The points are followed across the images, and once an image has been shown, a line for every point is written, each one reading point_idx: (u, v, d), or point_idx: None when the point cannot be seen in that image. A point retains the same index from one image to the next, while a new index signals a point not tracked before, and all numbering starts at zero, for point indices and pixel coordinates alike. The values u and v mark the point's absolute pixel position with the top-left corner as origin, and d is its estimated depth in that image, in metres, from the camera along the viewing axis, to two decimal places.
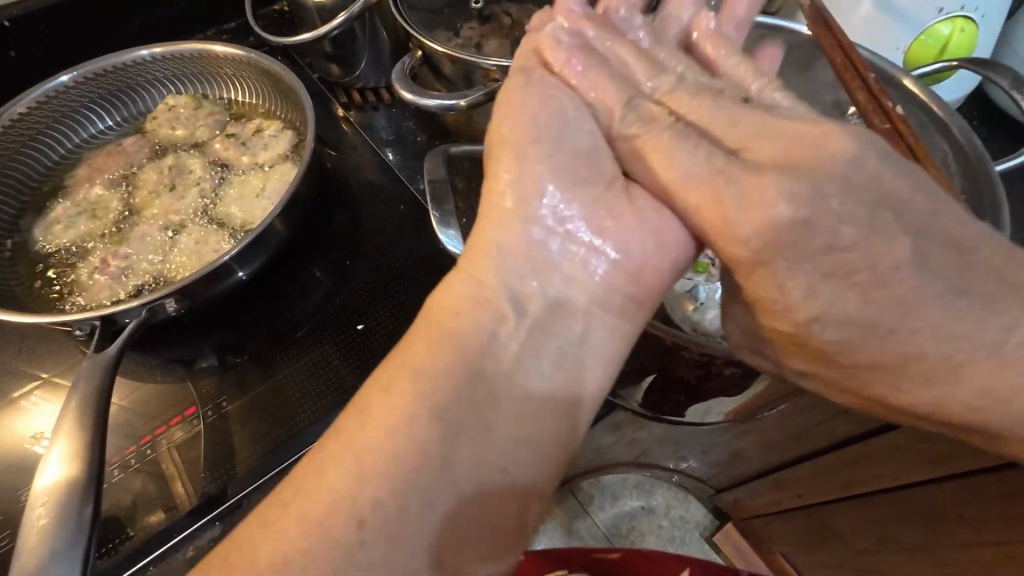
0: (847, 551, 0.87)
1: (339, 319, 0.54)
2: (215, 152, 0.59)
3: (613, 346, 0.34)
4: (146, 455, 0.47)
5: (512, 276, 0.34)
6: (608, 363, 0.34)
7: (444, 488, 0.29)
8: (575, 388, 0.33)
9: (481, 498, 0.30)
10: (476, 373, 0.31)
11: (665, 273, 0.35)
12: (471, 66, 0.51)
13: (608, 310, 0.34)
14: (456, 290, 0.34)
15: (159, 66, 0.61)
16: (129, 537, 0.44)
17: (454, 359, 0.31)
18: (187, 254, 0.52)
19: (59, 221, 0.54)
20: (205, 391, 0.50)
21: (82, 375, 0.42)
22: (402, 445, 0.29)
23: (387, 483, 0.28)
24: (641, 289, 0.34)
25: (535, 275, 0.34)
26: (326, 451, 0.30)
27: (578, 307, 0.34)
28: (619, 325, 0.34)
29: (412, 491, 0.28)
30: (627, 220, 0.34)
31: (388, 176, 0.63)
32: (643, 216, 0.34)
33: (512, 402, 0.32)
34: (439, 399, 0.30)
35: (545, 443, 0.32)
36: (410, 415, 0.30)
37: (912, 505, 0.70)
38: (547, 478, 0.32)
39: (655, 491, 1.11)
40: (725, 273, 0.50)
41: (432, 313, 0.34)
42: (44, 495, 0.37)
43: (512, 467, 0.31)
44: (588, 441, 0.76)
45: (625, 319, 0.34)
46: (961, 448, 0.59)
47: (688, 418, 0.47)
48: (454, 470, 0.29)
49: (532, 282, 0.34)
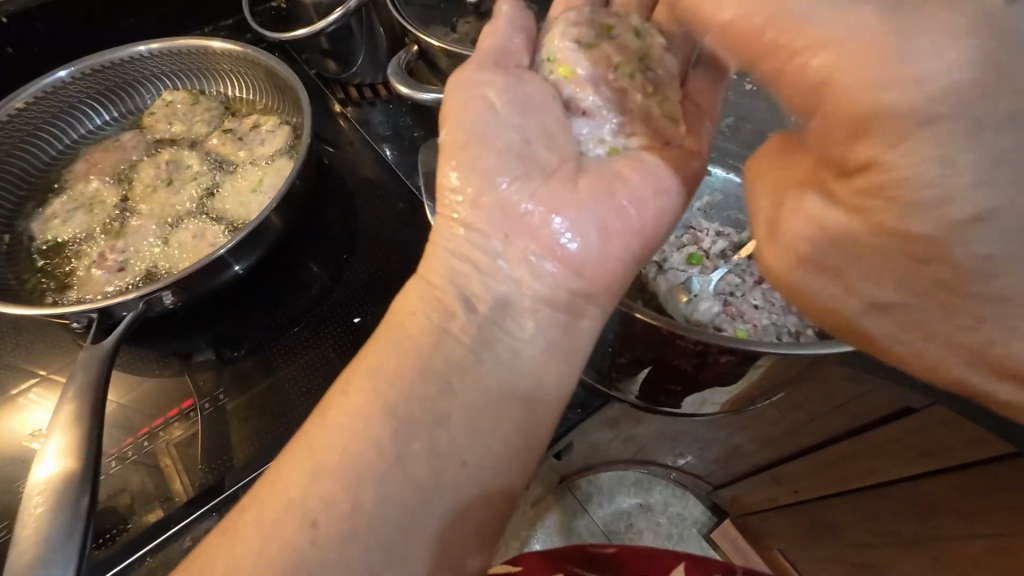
0: (844, 546, 0.87)
1: (335, 313, 0.54)
2: (213, 147, 0.60)
3: (563, 338, 0.38)
4: (143, 447, 0.47)
5: (463, 276, 0.39)
6: (559, 355, 0.38)
7: (398, 478, 0.33)
8: (528, 382, 0.37)
9: (442, 485, 0.33)
10: (428, 370, 0.35)
11: (614, 269, 0.38)
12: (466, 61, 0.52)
13: (559, 304, 0.38)
14: (414, 291, 0.39)
15: (157, 62, 0.61)
16: (128, 527, 0.44)
17: (405, 356, 0.36)
18: (184, 248, 0.52)
19: (57, 215, 0.55)
20: (202, 384, 0.50)
21: (79, 366, 0.42)
22: (356, 441, 0.33)
23: (342, 475, 0.33)
24: (589, 282, 0.38)
25: (486, 272, 0.39)
26: (302, 443, 0.34)
27: (531, 302, 0.38)
28: (571, 320, 0.38)
29: (367, 486, 0.32)
30: (580, 213, 0.38)
31: (385, 172, 0.63)
32: (594, 207, 0.38)
33: (468, 391, 0.35)
34: (392, 397, 0.35)
35: (500, 438, 0.35)
36: (365, 411, 0.34)
37: (908, 499, 0.70)
38: (511, 470, 0.35)
39: (653, 488, 1.12)
40: (719, 264, 0.50)
41: (395, 313, 0.39)
42: (41, 483, 0.37)
43: (468, 464, 0.34)
44: (585, 437, 0.76)
45: (576, 314, 0.38)
46: (954, 441, 0.59)
47: (684, 409, 0.47)
48: (407, 462, 0.33)
49: (482, 282, 0.38)
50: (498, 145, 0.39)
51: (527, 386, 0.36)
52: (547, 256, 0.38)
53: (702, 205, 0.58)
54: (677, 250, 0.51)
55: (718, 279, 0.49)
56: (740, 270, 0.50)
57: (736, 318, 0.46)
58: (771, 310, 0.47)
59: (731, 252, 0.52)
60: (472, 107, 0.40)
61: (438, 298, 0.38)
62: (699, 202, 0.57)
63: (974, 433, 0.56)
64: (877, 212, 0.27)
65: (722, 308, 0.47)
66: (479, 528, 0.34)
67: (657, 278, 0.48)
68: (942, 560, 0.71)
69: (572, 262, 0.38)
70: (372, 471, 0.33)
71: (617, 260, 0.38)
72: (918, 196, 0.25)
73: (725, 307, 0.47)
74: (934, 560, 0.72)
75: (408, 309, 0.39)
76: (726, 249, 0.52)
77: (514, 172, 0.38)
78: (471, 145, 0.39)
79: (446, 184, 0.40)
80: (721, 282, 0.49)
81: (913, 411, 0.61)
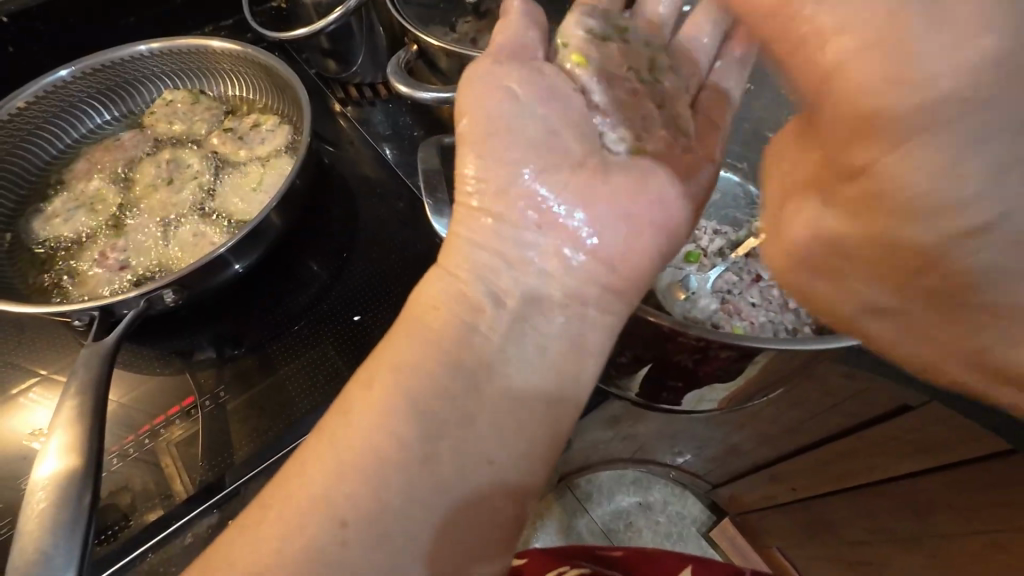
0: (842, 544, 0.88)
1: (335, 311, 0.54)
2: (214, 146, 0.60)
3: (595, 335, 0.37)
4: (144, 444, 0.48)
5: (487, 270, 0.38)
6: (590, 351, 0.37)
7: (424, 474, 0.32)
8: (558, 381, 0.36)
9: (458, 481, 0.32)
10: (455, 364, 0.35)
11: (644, 263, 0.38)
12: (466, 60, 0.52)
13: (587, 300, 0.37)
14: (436, 282, 0.38)
15: (157, 61, 0.61)
16: (130, 524, 0.44)
17: (431, 351, 0.35)
18: (185, 247, 0.53)
19: (58, 214, 0.55)
20: (203, 381, 0.51)
21: (81, 363, 0.42)
22: (383, 437, 0.33)
23: (368, 473, 0.32)
24: (617, 277, 0.37)
25: (512, 267, 0.38)
26: (322, 440, 0.34)
27: (559, 299, 0.37)
28: (599, 314, 0.37)
29: (396, 480, 0.32)
30: (605, 206, 0.37)
31: (384, 171, 0.63)
32: (622, 202, 0.37)
33: (493, 389, 0.35)
34: (417, 391, 0.34)
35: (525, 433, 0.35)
36: (391, 408, 0.33)
37: (904, 496, 0.71)
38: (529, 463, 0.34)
39: (653, 486, 1.13)
40: (717, 262, 0.51)
41: (416, 305, 0.38)
42: (43, 480, 0.38)
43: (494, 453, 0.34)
44: (584, 435, 0.76)
45: (605, 308, 0.37)
46: (948, 438, 0.60)
47: (683, 406, 0.48)
48: (433, 458, 0.33)
49: (506, 276, 0.37)
50: (521, 136, 0.38)
51: (550, 386, 0.36)
52: (575, 247, 0.37)
53: None
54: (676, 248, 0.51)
55: (716, 277, 0.49)
56: (738, 269, 0.50)
57: (733, 315, 0.46)
58: (769, 308, 0.47)
59: (729, 250, 0.52)
60: (494, 94, 0.39)
61: (462, 290, 0.37)
62: None
63: (969, 430, 0.57)
64: (874, 221, 0.24)
65: (720, 305, 0.47)
66: (488, 526, 0.34)
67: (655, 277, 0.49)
68: (939, 557, 0.71)
69: (601, 254, 0.37)
70: (393, 469, 0.32)
71: (645, 253, 0.38)
72: (824, 284, 0.28)
73: (722, 305, 0.47)
74: (931, 557, 0.72)
75: (430, 301, 0.37)
76: (724, 248, 0.52)
77: (542, 164, 0.38)
78: (496, 132, 0.38)
79: (464, 176, 0.39)
80: (719, 280, 0.49)
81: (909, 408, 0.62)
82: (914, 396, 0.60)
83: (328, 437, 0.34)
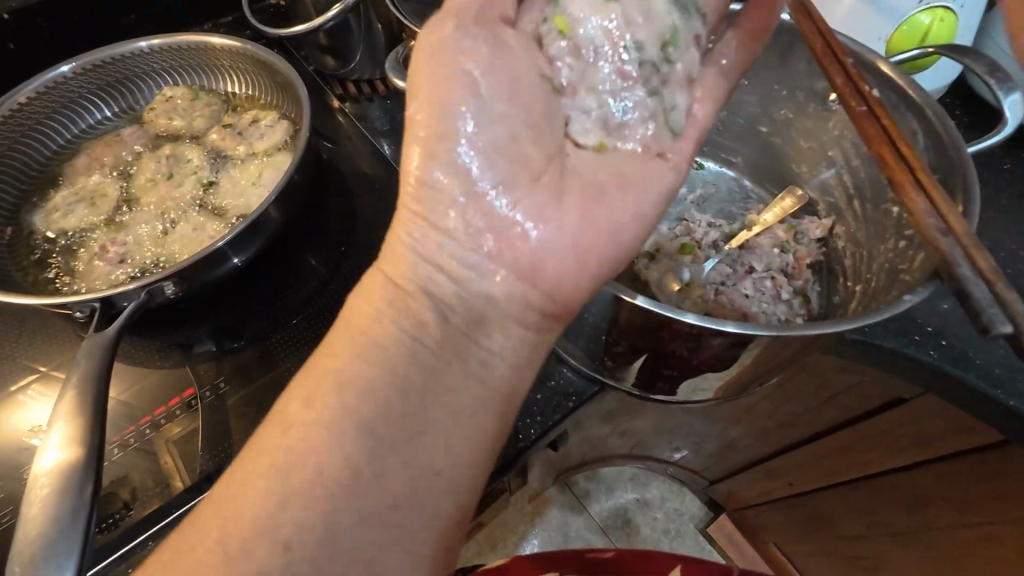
0: (837, 539, 0.88)
1: (334, 305, 0.55)
2: (214, 142, 0.60)
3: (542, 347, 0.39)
4: (145, 434, 0.48)
5: (434, 281, 0.38)
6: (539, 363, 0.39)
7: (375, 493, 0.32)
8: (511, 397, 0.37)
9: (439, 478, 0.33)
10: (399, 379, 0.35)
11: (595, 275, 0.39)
12: None
13: (539, 314, 0.38)
14: (378, 295, 0.38)
15: (157, 57, 0.62)
16: (130, 513, 0.45)
17: (371, 364, 0.35)
18: (185, 240, 0.53)
19: (59, 209, 0.55)
20: (203, 373, 0.51)
21: (82, 354, 0.43)
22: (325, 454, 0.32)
23: (312, 492, 0.31)
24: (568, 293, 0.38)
25: (462, 276, 0.38)
26: (261, 452, 0.33)
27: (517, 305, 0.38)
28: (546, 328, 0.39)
29: (340, 501, 0.32)
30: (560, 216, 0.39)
31: (381, 166, 0.64)
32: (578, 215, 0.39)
33: (442, 404, 0.35)
34: (359, 408, 0.33)
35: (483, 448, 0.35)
36: (333, 424, 0.33)
37: (899, 489, 0.71)
38: None
39: (650, 483, 1.13)
40: (710, 254, 0.51)
41: (353, 316, 0.37)
42: (45, 470, 0.38)
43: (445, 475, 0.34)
44: (583, 431, 0.77)
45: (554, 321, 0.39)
46: (941, 429, 0.61)
47: (678, 396, 0.48)
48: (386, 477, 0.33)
49: (454, 286, 0.38)
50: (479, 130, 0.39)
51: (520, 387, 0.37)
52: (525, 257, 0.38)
53: (694, 198, 0.58)
54: (670, 240, 0.52)
55: (709, 268, 0.50)
56: (731, 260, 0.51)
57: (727, 305, 0.47)
58: (762, 300, 0.48)
59: (723, 242, 0.53)
60: (451, 82, 0.39)
61: (410, 302, 0.37)
62: (691, 195, 0.58)
63: (962, 420, 0.57)
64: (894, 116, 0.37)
65: (714, 296, 0.48)
66: None
67: (649, 268, 0.49)
68: (934, 549, 0.72)
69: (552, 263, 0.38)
70: (338, 489, 0.32)
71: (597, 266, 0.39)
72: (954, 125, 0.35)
73: (716, 295, 0.48)
74: (926, 549, 0.73)
75: (368, 315, 0.37)
76: (718, 240, 0.53)
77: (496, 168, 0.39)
78: (451, 127, 0.38)
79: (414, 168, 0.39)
80: (712, 272, 0.50)
81: (903, 401, 0.62)
82: (908, 389, 0.61)
83: (268, 449, 0.33)
